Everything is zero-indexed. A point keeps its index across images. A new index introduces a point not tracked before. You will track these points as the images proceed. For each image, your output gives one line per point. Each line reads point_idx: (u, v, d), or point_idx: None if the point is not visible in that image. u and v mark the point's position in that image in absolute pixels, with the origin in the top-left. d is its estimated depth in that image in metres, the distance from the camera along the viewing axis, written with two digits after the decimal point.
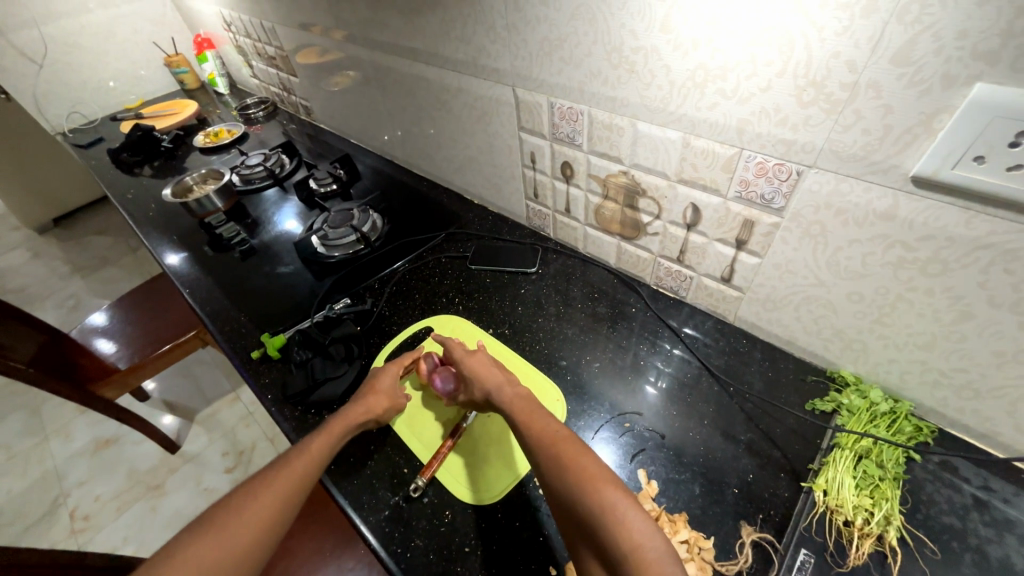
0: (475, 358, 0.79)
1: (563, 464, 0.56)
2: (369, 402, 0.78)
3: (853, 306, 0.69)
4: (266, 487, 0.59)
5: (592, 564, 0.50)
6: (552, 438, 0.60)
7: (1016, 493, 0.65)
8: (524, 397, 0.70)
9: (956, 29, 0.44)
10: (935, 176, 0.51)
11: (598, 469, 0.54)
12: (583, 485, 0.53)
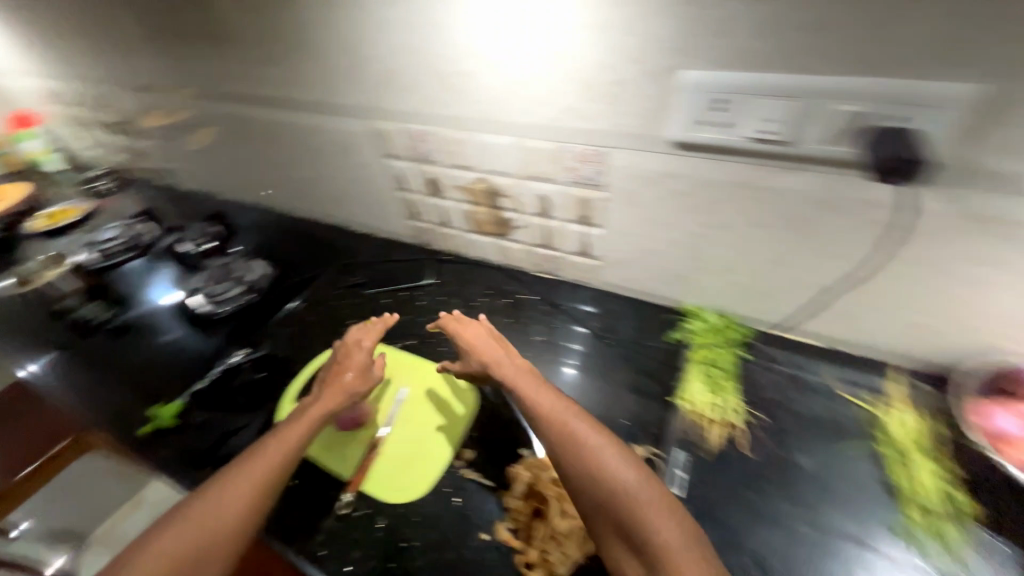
0: (472, 330, 0.85)
1: (574, 441, 0.64)
2: (339, 384, 0.80)
3: (675, 250, 0.87)
4: (227, 492, 0.61)
5: (615, 544, 0.58)
6: (560, 418, 0.67)
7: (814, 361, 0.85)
8: (525, 371, 0.77)
9: (659, 35, 0.61)
10: (684, 140, 0.69)
11: (607, 446, 0.63)
12: (595, 462, 0.61)
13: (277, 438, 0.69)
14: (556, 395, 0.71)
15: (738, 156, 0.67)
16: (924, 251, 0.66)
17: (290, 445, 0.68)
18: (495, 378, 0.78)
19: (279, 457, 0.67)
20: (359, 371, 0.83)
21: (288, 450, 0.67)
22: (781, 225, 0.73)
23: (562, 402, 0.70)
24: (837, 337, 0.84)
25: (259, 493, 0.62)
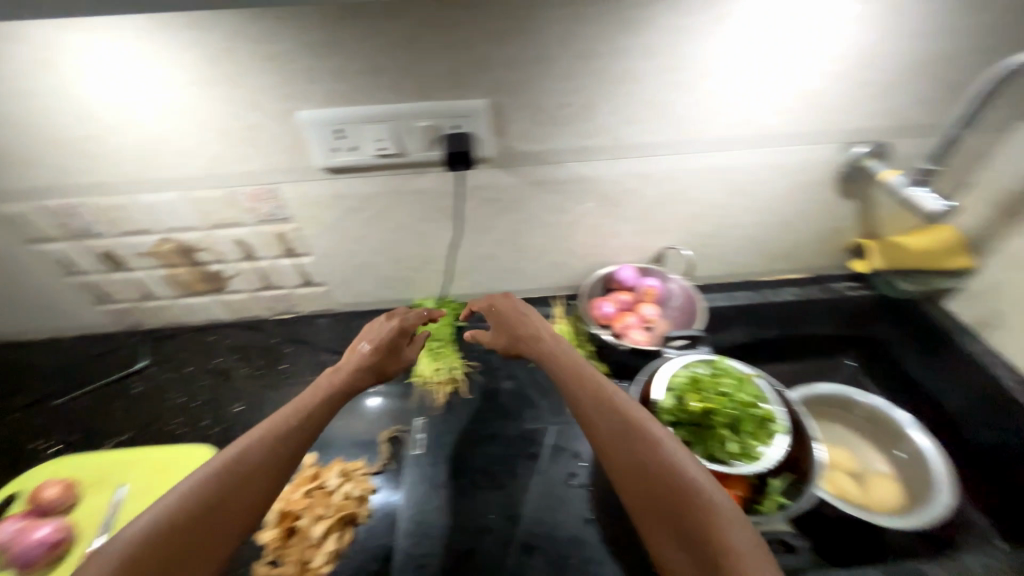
0: (508, 304, 0.84)
1: (592, 415, 0.65)
2: (379, 364, 0.79)
3: (378, 256, 1.01)
4: (198, 496, 0.55)
5: (668, 545, 0.55)
6: (582, 395, 0.68)
7: None
8: (572, 364, 0.73)
9: (261, 85, 0.72)
10: (329, 165, 0.83)
11: (635, 413, 0.63)
12: (616, 439, 0.61)
13: (247, 438, 0.62)
14: (612, 386, 0.68)
15: (378, 170, 0.84)
16: (525, 209, 0.95)
17: (261, 458, 0.60)
18: (534, 350, 0.78)
19: (263, 451, 0.61)
20: (374, 370, 0.78)
21: (239, 463, 0.59)
22: (437, 215, 0.94)
23: (614, 390, 0.67)
24: (519, 286, 1.11)
25: (246, 478, 0.59)
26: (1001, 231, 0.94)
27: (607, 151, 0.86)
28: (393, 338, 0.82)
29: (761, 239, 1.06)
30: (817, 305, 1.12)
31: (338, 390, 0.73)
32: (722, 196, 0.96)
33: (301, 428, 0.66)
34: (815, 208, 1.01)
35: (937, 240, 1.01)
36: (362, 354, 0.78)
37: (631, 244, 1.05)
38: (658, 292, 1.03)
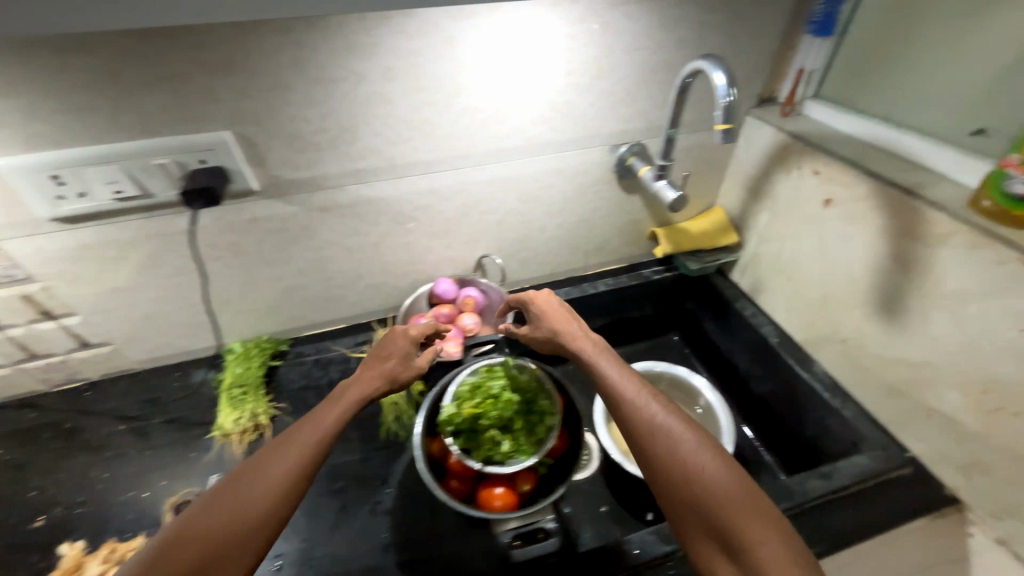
0: (542, 299, 0.88)
1: (637, 404, 0.67)
2: (378, 367, 0.74)
3: (165, 305, 0.92)
4: (287, 466, 0.59)
5: (708, 550, 0.57)
6: (627, 384, 0.70)
7: (335, 338, 1.07)
8: (622, 371, 0.73)
9: None
10: (61, 215, 0.74)
11: (670, 414, 0.66)
12: (664, 432, 0.64)
13: (337, 403, 0.68)
14: (615, 364, 0.74)
15: (125, 215, 0.77)
16: (319, 236, 0.92)
17: (329, 425, 0.64)
18: (567, 348, 0.80)
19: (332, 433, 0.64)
20: (399, 355, 0.77)
21: (305, 449, 0.61)
22: (220, 253, 0.88)
23: (635, 383, 0.70)
24: (342, 313, 1.08)
25: (303, 472, 0.60)
26: (751, 210, 1.09)
27: (387, 171, 0.87)
28: (406, 350, 0.78)
29: (570, 238, 1.14)
30: (631, 292, 1.22)
31: (367, 379, 0.73)
32: (518, 204, 1.02)
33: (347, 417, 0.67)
34: (608, 205, 1.10)
35: (709, 223, 1.16)
36: (398, 351, 0.77)
37: (447, 257, 1.07)
38: (479, 301, 1.06)
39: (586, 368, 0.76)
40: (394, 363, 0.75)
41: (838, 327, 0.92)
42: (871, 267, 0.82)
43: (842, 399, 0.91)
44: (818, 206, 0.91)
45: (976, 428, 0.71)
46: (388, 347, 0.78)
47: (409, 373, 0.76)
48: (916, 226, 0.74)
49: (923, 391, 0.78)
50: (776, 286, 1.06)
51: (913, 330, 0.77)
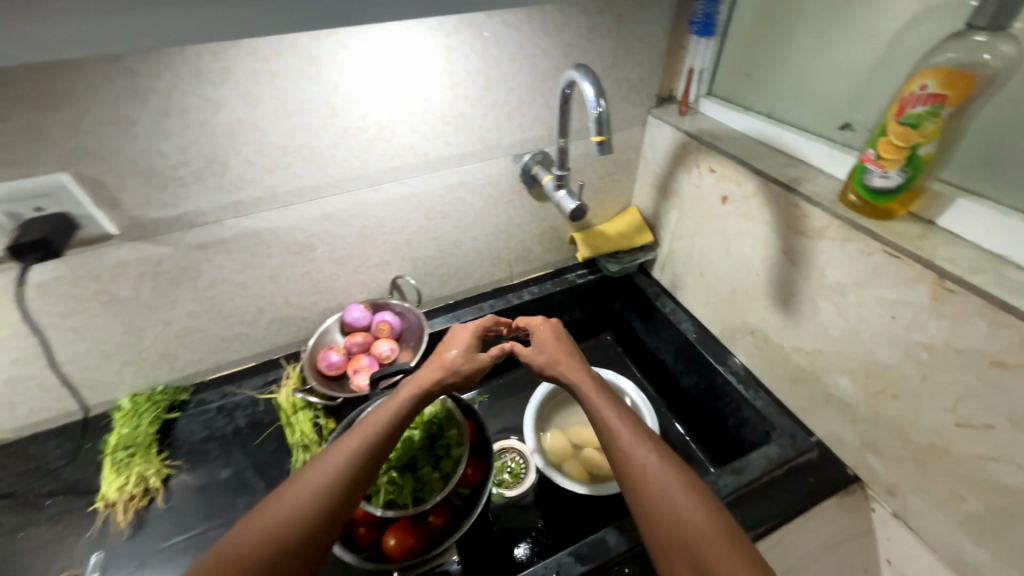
0: (542, 329, 0.86)
1: (627, 452, 0.66)
2: (440, 359, 0.77)
3: (28, 367, 0.82)
4: (332, 467, 0.62)
5: None
6: (620, 429, 0.68)
7: (242, 380, 0.99)
8: (618, 410, 0.71)
9: None
10: None
11: (657, 465, 0.63)
12: (652, 483, 0.62)
13: (395, 399, 0.71)
14: (609, 402, 0.72)
15: None
16: (205, 275, 0.85)
17: (381, 425, 0.67)
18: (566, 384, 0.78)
19: (381, 434, 0.66)
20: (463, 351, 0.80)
21: (353, 449, 0.64)
22: (87, 304, 0.79)
23: (628, 423, 0.69)
24: (248, 351, 1.00)
25: (353, 470, 0.62)
26: (662, 208, 1.11)
27: (270, 200, 0.81)
28: (468, 348, 0.80)
29: (488, 250, 1.12)
30: (557, 297, 1.21)
31: (424, 374, 0.74)
32: (425, 221, 0.98)
33: (400, 416, 0.69)
34: (522, 214, 1.09)
35: (626, 224, 1.17)
36: (459, 350, 0.80)
37: (357, 281, 1.02)
38: (395, 324, 1.01)
39: (582, 406, 0.74)
40: (457, 361, 0.77)
41: (745, 319, 0.94)
42: (765, 260, 0.85)
43: (755, 389, 0.94)
44: (717, 203, 0.92)
45: (864, 409, 0.74)
46: (445, 352, 0.80)
47: (466, 368, 0.77)
48: (797, 219, 0.76)
49: (819, 377, 0.81)
50: (691, 282, 1.08)
51: (806, 320, 0.80)
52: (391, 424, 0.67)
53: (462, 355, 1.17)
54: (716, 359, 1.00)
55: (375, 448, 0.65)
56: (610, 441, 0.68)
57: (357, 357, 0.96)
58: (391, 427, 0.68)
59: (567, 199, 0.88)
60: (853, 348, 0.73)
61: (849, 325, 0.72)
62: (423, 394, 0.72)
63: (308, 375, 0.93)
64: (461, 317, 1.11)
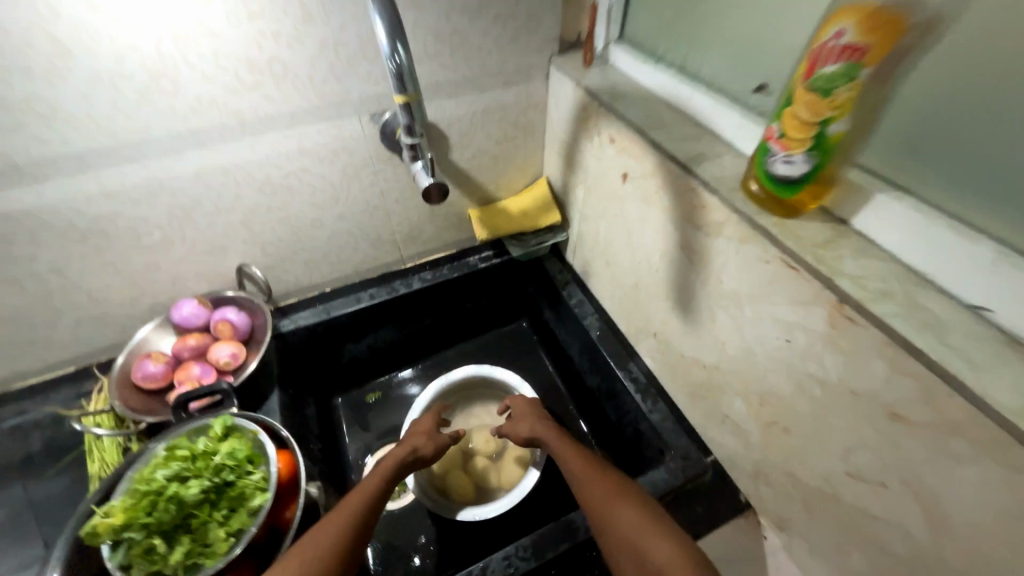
0: (517, 405, 0.86)
1: (580, 481, 0.66)
2: (419, 436, 0.77)
3: None
4: (325, 533, 0.55)
5: None
6: (575, 464, 0.69)
7: (53, 391, 0.82)
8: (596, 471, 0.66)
9: None
10: None
11: (600, 486, 0.63)
12: (601, 508, 0.60)
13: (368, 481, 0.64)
14: (580, 458, 0.69)
15: None
16: None
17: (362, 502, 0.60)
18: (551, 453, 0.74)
19: (372, 499, 0.61)
20: (430, 434, 0.79)
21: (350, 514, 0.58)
22: None
23: (604, 485, 0.63)
24: (56, 356, 0.82)
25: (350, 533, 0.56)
26: (570, 181, 0.93)
27: (9, 174, 0.61)
28: (431, 427, 0.79)
29: (364, 230, 0.94)
30: (454, 285, 1.06)
31: (399, 450, 0.73)
32: (265, 197, 0.79)
33: (387, 481, 0.66)
34: (400, 187, 0.90)
35: (531, 200, 0.99)
36: (426, 428, 0.80)
37: (189, 271, 0.83)
38: (239, 324, 0.84)
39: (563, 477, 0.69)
40: (420, 439, 0.76)
41: (648, 319, 0.81)
42: (665, 255, 0.69)
43: (655, 397, 0.81)
44: (618, 182, 0.76)
45: (757, 436, 0.63)
46: (419, 433, 0.79)
47: (431, 448, 0.75)
48: (694, 210, 0.60)
49: (715, 394, 0.69)
50: (600, 270, 0.93)
51: (703, 329, 0.66)
52: (379, 491, 0.63)
53: (343, 352, 1.03)
54: (617, 362, 0.87)
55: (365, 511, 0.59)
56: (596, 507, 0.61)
57: (186, 364, 0.80)
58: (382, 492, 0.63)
59: (423, 172, 0.69)
60: (747, 368, 0.60)
61: (744, 342, 0.59)
62: (400, 465, 0.69)
63: (115, 390, 0.75)
64: (331, 311, 0.96)
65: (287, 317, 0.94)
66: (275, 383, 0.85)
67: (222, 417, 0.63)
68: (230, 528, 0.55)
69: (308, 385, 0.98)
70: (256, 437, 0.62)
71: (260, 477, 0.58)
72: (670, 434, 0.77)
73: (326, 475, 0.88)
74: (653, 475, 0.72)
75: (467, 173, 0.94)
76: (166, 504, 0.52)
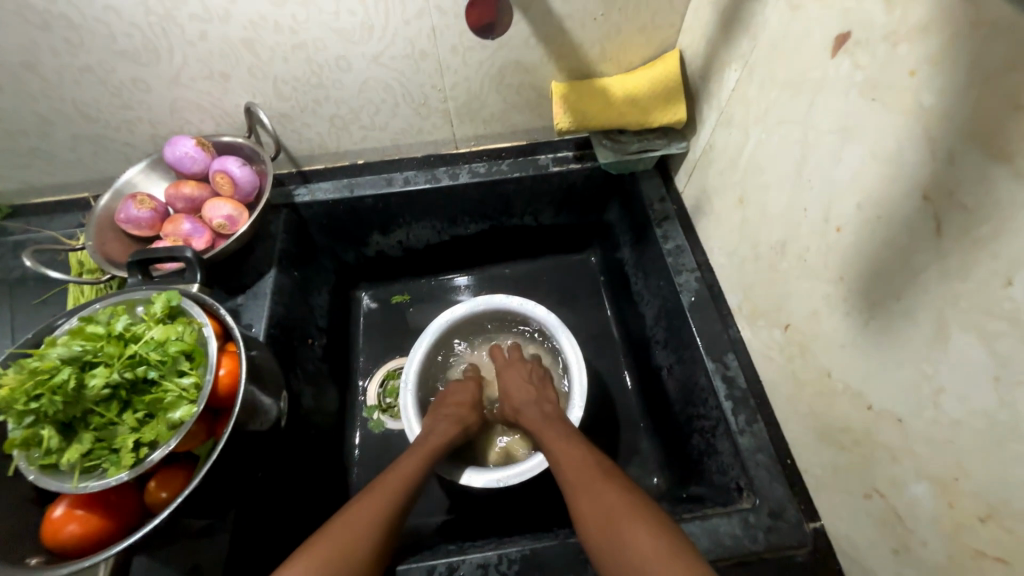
0: (511, 371, 0.70)
1: (574, 489, 0.49)
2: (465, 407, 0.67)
3: None
4: (351, 524, 0.45)
5: None
6: (571, 463, 0.52)
7: (65, 216, 0.76)
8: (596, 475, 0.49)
9: None
10: None
11: (603, 499, 0.46)
12: (605, 532, 0.44)
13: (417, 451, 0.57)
14: (567, 449, 0.54)
15: None
16: None
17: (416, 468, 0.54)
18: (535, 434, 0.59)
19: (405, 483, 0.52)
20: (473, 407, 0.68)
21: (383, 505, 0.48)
22: None
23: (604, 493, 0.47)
24: (61, 176, 0.73)
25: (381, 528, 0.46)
26: (719, 58, 0.58)
27: None
28: (471, 397, 0.69)
29: (408, 87, 0.68)
30: (512, 187, 0.81)
31: (445, 425, 0.62)
32: (268, 5, 0.55)
33: (428, 456, 0.57)
34: (461, 27, 0.61)
35: (647, 81, 0.66)
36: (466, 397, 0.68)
37: (188, 100, 0.65)
38: (242, 183, 0.67)
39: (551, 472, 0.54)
40: (461, 410, 0.66)
41: (782, 301, 0.51)
42: (871, 206, 0.38)
43: (752, 412, 0.55)
44: (821, 54, 0.41)
45: (933, 552, 0.36)
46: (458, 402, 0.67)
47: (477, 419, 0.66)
48: (1011, 118, 0.27)
49: (870, 453, 0.41)
50: (722, 209, 0.62)
51: (900, 352, 0.37)
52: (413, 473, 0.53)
53: (368, 242, 0.87)
54: (708, 344, 0.60)
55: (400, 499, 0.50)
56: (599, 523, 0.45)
57: (177, 217, 0.65)
58: (415, 473, 0.54)
59: None
60: (982, 451, 0.32)
61: (1007, 407, 0.30)
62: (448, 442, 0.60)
63: (93, 228, 0.63)
64: (355, 189, 0.78)
65: (307, 185, 0.78)
66: (274, 262, 0.70)
67: (166, 294, 0.48)
68: (142, 438, 0.42)
69: (325, 271, 0.84)
70: (201, 330, 0.48)
71: (192, 383, 0.45)
72: (761, 472, 0.52)
73: (323, 377, 0.77)
74: (719, 520, 0.50)
75: (561, 22, 0.62)
76: (60, 390, 0.40)
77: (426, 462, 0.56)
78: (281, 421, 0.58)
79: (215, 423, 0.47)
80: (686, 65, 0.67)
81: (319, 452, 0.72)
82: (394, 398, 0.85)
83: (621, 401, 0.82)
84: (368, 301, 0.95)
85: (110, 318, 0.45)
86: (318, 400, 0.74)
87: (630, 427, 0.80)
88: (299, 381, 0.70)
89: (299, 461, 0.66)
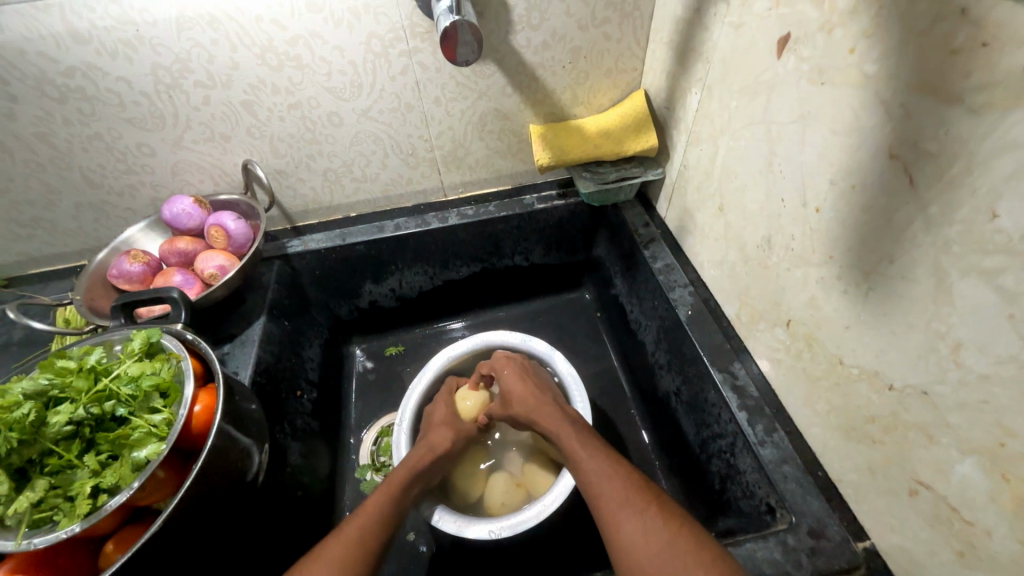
0: (503, 368, 0.66)
1: (612, 508, 0.43)
2: (449, 426, 0.64)
3: None
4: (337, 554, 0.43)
5: None
6: (602, 481, 0.46)
7: (58, 283, 0.76)
8: (622, 489, 0.44)
9: None
10: None
11: (651, 531, 0.40)
12: (664, 568, 0.38)
13: (399, 483, 0.53)
14: (597, 457, 0.49)
15: None
16: None
17: (389, 502, 0.50)
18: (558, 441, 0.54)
19: (381, 514, 0.48)
20: (449, 424, 0.64)
21: (353, 540, 0.44)
22: None
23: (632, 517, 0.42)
24: (60, 244, 0.74)
25: (358, 568, 0.42)
26: (680, 87, 0.63)
27: None
28: (449, 417, 0.65)
29: (396, 138, 0.72)
30: (501, 227, 0.83)
31: (414, 452, 0.58)
32: (267, 70, 0.61)
33: (401, 493, 0.52)
34: (442, 80, 0.67)
35: (618, 117, 0.71)
36: (444, 417, 0.65)
37: (189, 162, 0.69)
38: (235, 235, 0.68)
39: (581, 480, 0.49)
40: (438, 435, 0.61)
41: (778, 297, 0.50)
42: (844, 178, 0.38)
43: (770, 422, 0.51)
44: (768, 57, 0.45)
45: (1002, 542, 0.31)
46: (435, 425, 0.64)
47: (447, 438, 0.61)
48: (951, 63, 0.29)
49: (905, 440, 0.37)
50: (704, 223, 0.63)
51: (908, 316, 0.35)
52: (391, 502, 0.50)
53: (361, 292, 0.87)
54: (713, 356, 0.57)
55: (377, 535, 0.46)
56: (625, 545, 0.41)
57: (168, 270, 0.65)
58: (396, 501, 0.50)
59: (447, 15, 0.50)
60: (1021, 402, 0.29)
61: None
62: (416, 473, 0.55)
63: (85, 281, 0.63)
64: (347, 237, 0.80)
65: (300, 238, 0.80)
66: (264, 310, 0.69)
67: (146, 331, 0.47)
68: (101, 482, 0.38)
69: (316, 324, 0.83)
70: (179, 366, 0.45)
71: (163, 419, 0.42)
72: (792, 486, 0.47)
73: (312, 434, 0.72)
74: (754, 545, 0.44)
75: (534, 71, 0.68)
76: (18, 427, 0.37)
77: (402, 489, 0.52)
78: (259, 477, 0.53)
79: (184, 470, 0.43)
80: (652, 101, 0.72)
81: (304, 518, 0.65)
82: (387, 456, 0.79)
83: (631, 438, 0.77)
84: (361, 355, 0.92)
85: (83, 355, 0.44)
86: (308, 458, 0.69)
87: (644, 466, 0.74)
88: (285, 436, 0.65)
89: (277, 527, 0.59)
